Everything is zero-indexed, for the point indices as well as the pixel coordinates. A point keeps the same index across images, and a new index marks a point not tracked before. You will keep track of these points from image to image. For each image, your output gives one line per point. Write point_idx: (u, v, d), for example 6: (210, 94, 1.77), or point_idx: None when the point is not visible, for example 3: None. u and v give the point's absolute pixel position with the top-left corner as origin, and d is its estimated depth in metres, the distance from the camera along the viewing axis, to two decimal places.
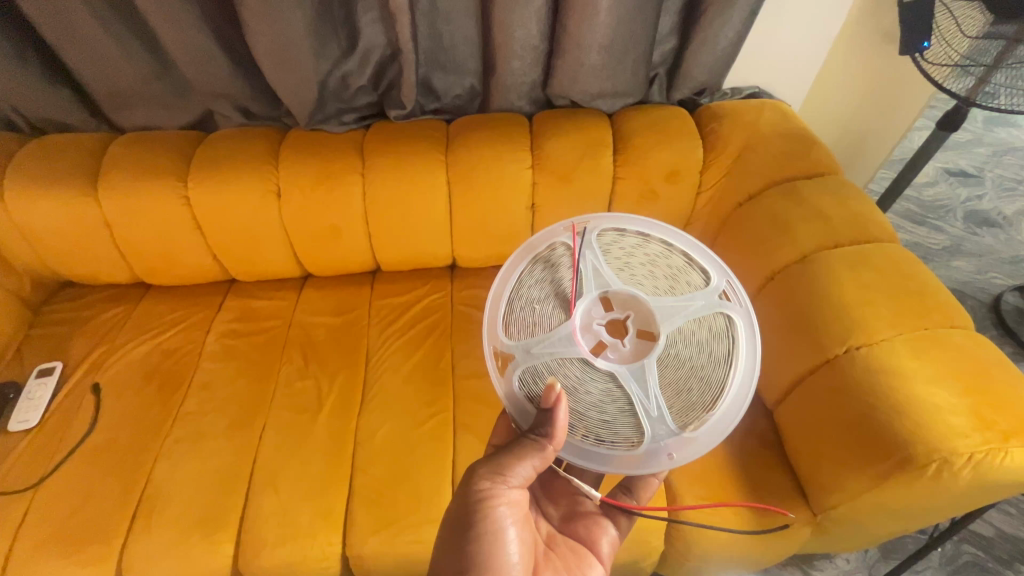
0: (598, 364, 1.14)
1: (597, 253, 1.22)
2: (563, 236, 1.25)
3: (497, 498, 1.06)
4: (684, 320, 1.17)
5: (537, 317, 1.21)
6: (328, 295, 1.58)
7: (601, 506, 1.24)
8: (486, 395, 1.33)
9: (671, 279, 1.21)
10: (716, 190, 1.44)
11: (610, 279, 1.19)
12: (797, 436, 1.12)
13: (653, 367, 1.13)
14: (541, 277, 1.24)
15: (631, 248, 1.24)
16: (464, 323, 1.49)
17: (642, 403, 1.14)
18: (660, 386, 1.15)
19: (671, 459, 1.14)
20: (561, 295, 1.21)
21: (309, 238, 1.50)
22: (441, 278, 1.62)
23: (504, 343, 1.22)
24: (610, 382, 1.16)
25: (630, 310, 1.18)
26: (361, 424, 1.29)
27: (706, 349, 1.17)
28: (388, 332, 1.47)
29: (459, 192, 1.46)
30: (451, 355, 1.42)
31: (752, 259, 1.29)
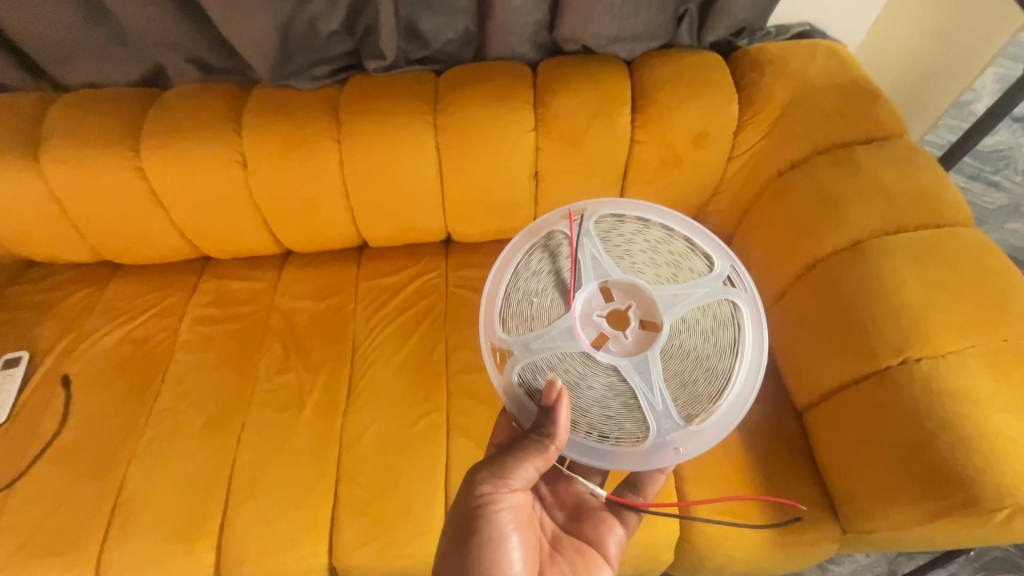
0: (601, 356, 1.01)
1: (595, 241, 1.05)
2: (558, 223, 1.08)
3: (498, 503, 0.98)
4: (688, 308, 1.03)
5: (535, 310, 1.06)
6: (311, 275, 1.43)
7: (607, 504, 1.11)
8: (483, 392, 1.21)
9: (672, 265, 1.06)
10: (753, 155, 1.22)
11: (609, 268, 1.04)
12: (832, 448, 1.01)
13: (656, 361, 1.01)
14: (539, 267, 1.08)
15: (630, 233, 1.08)
16: (459, 309, 1.34)
17: (648, 396, 1.02)
18: (665, 379, 1.02)
19: (677, 453, 1.03)
20: (558, 287, 1.05)
21: (285, 214, 1.33)
22: (435, 255, 1.46)
23: (501, 339, 1.07)
24: (615, 376, 1.02)
25: (631, 299, 1.04)
26: (348, 424, 1.18)
27: (711, 337, 1.04)
28: (376, 318, 1.34)
29: (451, 161, 1.27)
30: (446, 345, 1.29)
31: (792, 242, 1.10)
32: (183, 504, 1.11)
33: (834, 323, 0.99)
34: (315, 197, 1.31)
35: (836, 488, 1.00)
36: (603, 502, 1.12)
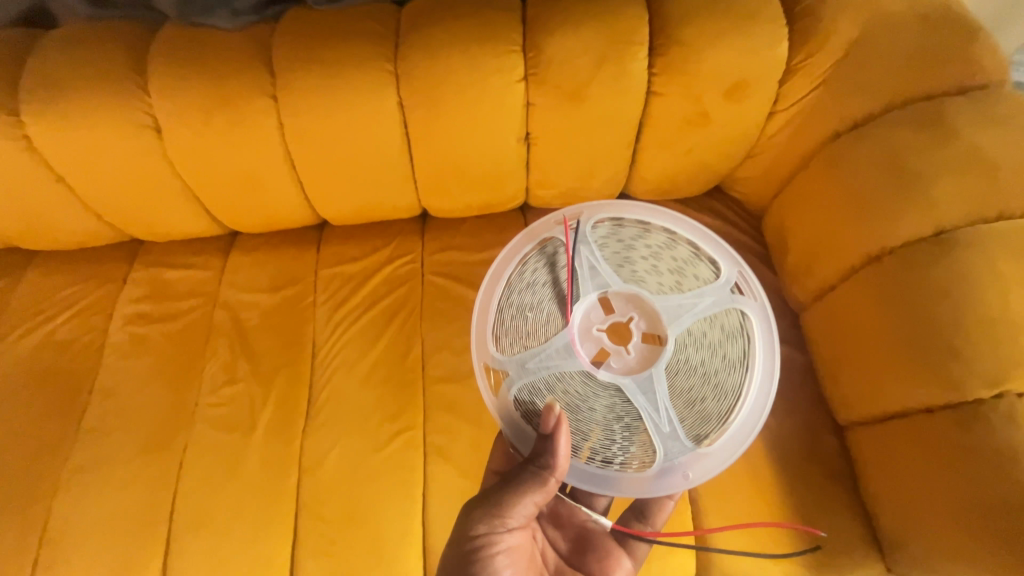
0: (603, 376, 0.84)
1: (594, 248, 0.90)
2: (551, 231, 0.92)
3: (491, 546, 0.78)
4: (695, 319, 0.86)
5: (530, 325, 0.88)
6: (263, 261, 1.21)
7: (613, 534, 0.94)
8: (466, 405, 1.03)
9: (677, 271, 0.89)
10: (801, 111, 0.96)
11: (607, 277, 0.88)
12: (885, 479, 0.87)
13: (659, 380, 0.83)
14: (535, 276, 0.90)
15: (628, 238, 0.91)
16: (437, 301, 1.13)
17: (654, 416, 0.83)
18: (669, 397, 0.84)
19: (687, 479, 0.83)
20: (555, 300, 0.88)
21: (220, 190, 1.09)
22: (408, 234, 1.23)
23: (494, 357, 0.89)
24: (618, 397, 0.84)
25: (635, 309, 0.86)
26: (309, 444, 1.01)
27: (721, 349, 0.86)
28: (339, 314, 1.13)
29: (419, 121, 1.01)
30: (423, 347, 1.09)
31: (852, 230, 0.89)
32: (117, 543, 0.96)
33: (904, 337, 0.82)
34: (255, 171, 1.06)
35: (883, 520, 0.87)
36: (610, 531, 0.94)
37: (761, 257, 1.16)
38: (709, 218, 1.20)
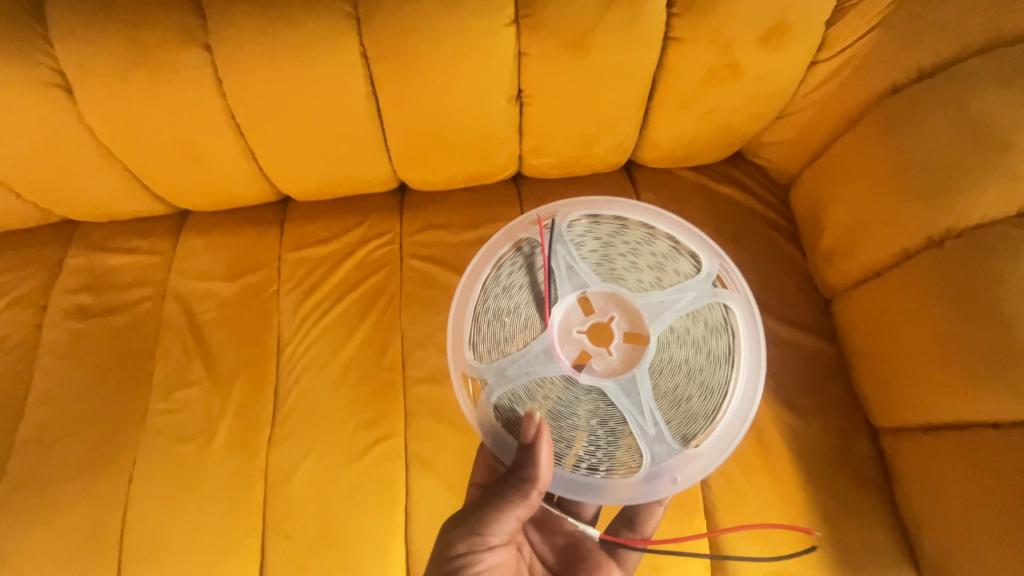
0: (586, 381, 0.72)
1: (570, 247, 0.78)
2: (523, 232, 0.80)
3: (470, 568, 0.66)
4: (678, 316, 0.74)
5: (507, 330, 0.76)
6: (217, 243, 1.06)
7: (602, 544, 0.81)
8: (452, 408, 0.91)
9: (654, 264, 0.77)
10: (854, 58, 0.84)
11: (585, 275, 0.77)
12: (944, 507, 0.75)
13: (642, 383, 0.72)
14: (511, 279, 0.78)
15: (603, 235, 0.79)
16: (418, 289, 0.99)
17: (641, 419, 0.72)
18: (653, 400, 0.72)
19: (676, 484, 0.72)
20: (533, 302, 0.77)
21: (158, 162, 0.93)
22: (385, 210, 1.08)
23: (471, 365, 0.76)
24: (597, 401, 0.72)
25: (616, 307, 0.75)
26: (274, 456, 0.89)
27: (710, 343, 0.74)
28: (306, 305, 0.99)
29: (390, 77, 0.84)
30: (402, 341, 0.96)
31: (903, 208, 0.78)
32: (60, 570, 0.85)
33: (958, 331, 0.72)
34: (196, 140, 0.90)
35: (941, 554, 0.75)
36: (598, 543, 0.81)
37: (791, 236, 1.03)
38: (732, 190, 1.06)
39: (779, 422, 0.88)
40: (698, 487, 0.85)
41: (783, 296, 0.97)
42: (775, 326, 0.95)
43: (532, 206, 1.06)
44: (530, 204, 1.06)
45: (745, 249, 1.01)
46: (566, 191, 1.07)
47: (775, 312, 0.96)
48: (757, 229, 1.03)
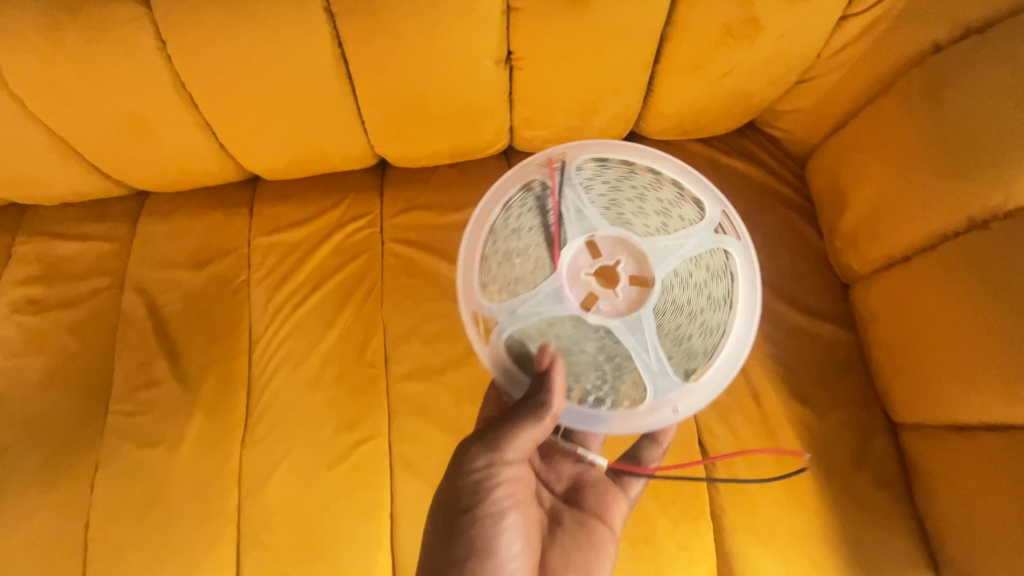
0: (603, 318, 0.66)
1: (577, 187, 0.70)
2: (529, 172, 0.70)
3: (488, 487, 0.61)
4: (686, 253, 0.68)
5: (516, 272, 0.68)
6: (180, 227, 0.96)
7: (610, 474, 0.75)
8: (440, 406, 0.84)
9: (663, 201, 0.69)
10: (885, 16, 0.76)
11: (590, 215, 0.69)
12: (969, 509, 0.70)
13: (648, 321, 0.66)
14: (521, 222, 0.69)
15: (617, 167, 0.70)
16: (401, 276, 0.91)
17: (649, 357, 0.66)
18: (659, 339, 0.66)
19: (677, 413, 0.64)
20: (543, 243, 0.69)
21: (105, 138, 0.84)
22: (363, 189, 0.98)
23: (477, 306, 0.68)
24: (603, 339, 0.66)
25: (622, 248, 0.68)
26: (249, 459, 0.83)
27: (722, 280, 0.68)
28: (279, 295, 0.91)
29: (361, 38, 0.74)
30: (385, 334, 0.88)
31: (935, 184, 0.71)
32: None
33: (992, 326, 0.66)
34: (140, 109, 0.80)
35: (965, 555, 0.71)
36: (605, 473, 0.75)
37: (808, 214, 0.95)
38: (745, 164, 0.97)
39: (794, 418, 0.81)
40: (705, 488, 0.79)
41: (799, 281, 0.90)
42: (790, 314, 0.87)
43: None
44: None
45: (758, 229, 0.93)
46: None
47: (790, 298, 0.89)
48: (771, 207, 0.95)
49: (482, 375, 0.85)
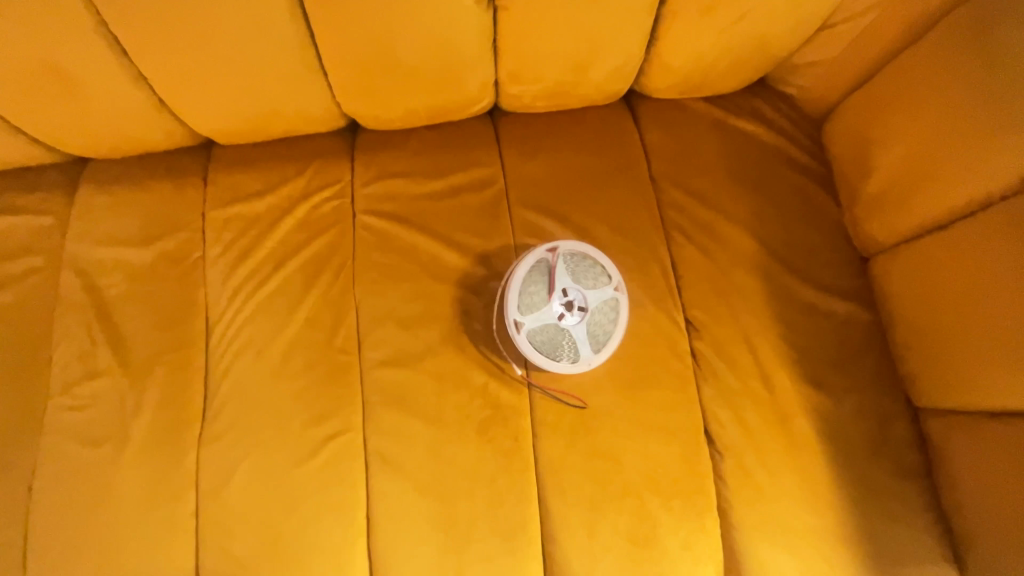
0: (565, 327, 0.71)
1: (564, 262, 0.73)
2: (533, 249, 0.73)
3: None
4: (608, 301, 0.73)
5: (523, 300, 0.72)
6: (123, 200, 0.85)
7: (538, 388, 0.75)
8: (420, 395, 0.75)
9: (607, 270, 0.74)
10: None
11: (560, 270, 0.72)
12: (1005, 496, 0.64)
13: (584, 332, 0.72)
14: (532, 277, 0.72)
15: (582, 250, 0.74)
16: (375, 252, 0.82)
17: (587, 352, 0.72)
18: (587, 341, 0.72)
19: (591, 365, 0.73)
20: (526, 283, 0.72)
21: (25, 92, 0.73)
22: (331, 155, 0.87)
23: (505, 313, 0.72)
24: (559, 336, 0.72)
25: (577, 292, 0.72)
26: (207, 458, 0.74)
27: (617, 322, 0.74)
28: (239, 275, 0.81)
29: None
30: (357, 316, 0.79)
31: (975, 134, 0.66)
32: None
33: None
34: (54, 52, 0.69)
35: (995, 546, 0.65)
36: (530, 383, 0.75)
37: (823, 181, 0.86)
38: (754, 126, 0.88)
39: (809, 404, 0.75)
40: (712, 482, 0.73)
41: (813, 255, 0.82)
42: (803, 291, 0.80)
43: (513, 149, 0.87)
44: (511, 146, 0.88)
45: (768, 198, 0.85)
46: (554, 130, 0.89)
47: (803, 274, 0.81)
48: (782, 174, 0.86)
49: (466, 361, 0.76)
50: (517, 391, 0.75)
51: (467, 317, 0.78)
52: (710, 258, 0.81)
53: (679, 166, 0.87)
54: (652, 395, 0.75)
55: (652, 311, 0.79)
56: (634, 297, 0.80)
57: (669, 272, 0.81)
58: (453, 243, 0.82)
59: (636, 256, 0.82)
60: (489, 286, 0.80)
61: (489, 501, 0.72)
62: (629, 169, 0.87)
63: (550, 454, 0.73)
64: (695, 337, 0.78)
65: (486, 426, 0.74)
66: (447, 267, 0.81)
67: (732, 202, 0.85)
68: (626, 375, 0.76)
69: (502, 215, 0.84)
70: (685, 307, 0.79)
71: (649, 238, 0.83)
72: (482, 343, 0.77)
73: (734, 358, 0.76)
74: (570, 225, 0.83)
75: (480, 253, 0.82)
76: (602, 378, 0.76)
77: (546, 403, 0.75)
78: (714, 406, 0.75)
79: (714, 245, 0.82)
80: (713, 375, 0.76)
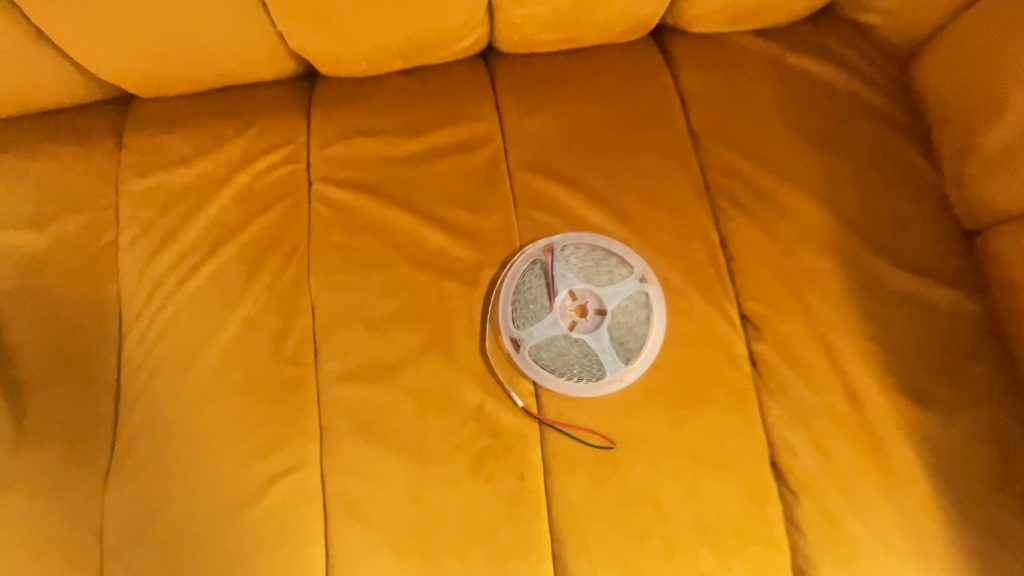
0: (580, 336, 0.58)
1: (565, 260, 0.61)
2: (524, 250, 0.61)
3: None
4: (632, 298, 0.60)
5: (519, 315, 0.59)
6: (14, 169, 0.66)
7: (543, 425, 0.57)
8: (395, 418, 0.57)
9: (625, 262, 0.61)
10: None
11: (562, 269, 0.60)
12: None
13: (606, 340, 0.58)
14: (526, 280, 0.60)
15: (589, 242, 0.62)
16: (336, 233, 0.63)
17: (614, 364, 0.57)
18: (610, 350, 0.58)
19: (623, 381, 0.58)
20: (522, 291, 0.60)
21: None
22: (279, 108, 0.68)
23: (495, 336, 0.60)
24: (575, 348, 0.58)
25: (586, 293, 0.60)
26: (118, 504, 0.57)
27: (648, 325, 0.59)
28: (160, 264, 0.63)
29: None
30: (313, 315, 0.61)
31: None
32: None
33: None
34: None
35: None
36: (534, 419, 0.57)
37: (911, 135, 0.67)
38: (821, 66, 0.69)
39: (907, 426, 0.57)
40: (782, 530, 0.55)
41: (905, 230, 0.63)
42: (894, 277, 0.61)
43: (513, 98, 0.68)
44: (510, 95, 0.68)
45: (843, 157, 0.66)
46: (565, 75, 0.69)
47: (893, 254, 0.62)
48: (861, 126, 0.67)
49: (455, 374, 0.58)
50: (524, 414, 0.57)
51: (456, 316, 0.60)
52: (771, 235, 0.63)
53: (727, 118, 0.68)
54: (701, 416, 0.57)
55: (697, 305, 0.60)
56: (674, 288, 0.61)
57: (718, 254, 0.62)
58: (437, 220, 0.63)
59: (674, 233, 0.63)
60: (485, 275, 0.61)
61: (488, 560, 0.54)
62: (662, 123, 0.67)
63: (568, 497, 0.55)
64: (754, 338, 0.59)
65: (483, 460, 0.56)
66: (429, 250, 0.62)
67: (798, 163, 0.65)
68: (665, 390, 0.58)
69: (499, 182, 0.65)
70: (739, 299, 0.61)
71: (691, 211, 0.64)
72: (476, 350, 0.59)
73: (808, 366, 0.58)
74: (589, 195, 0.64)
75: (471, 232, 0.63)
76: (634, 394, 0.57)
77: (561, 430, 0.57)
78: (784, 431, 0.57)
79: (775, 218, 0.63)
80: (780, 389, 0.58)
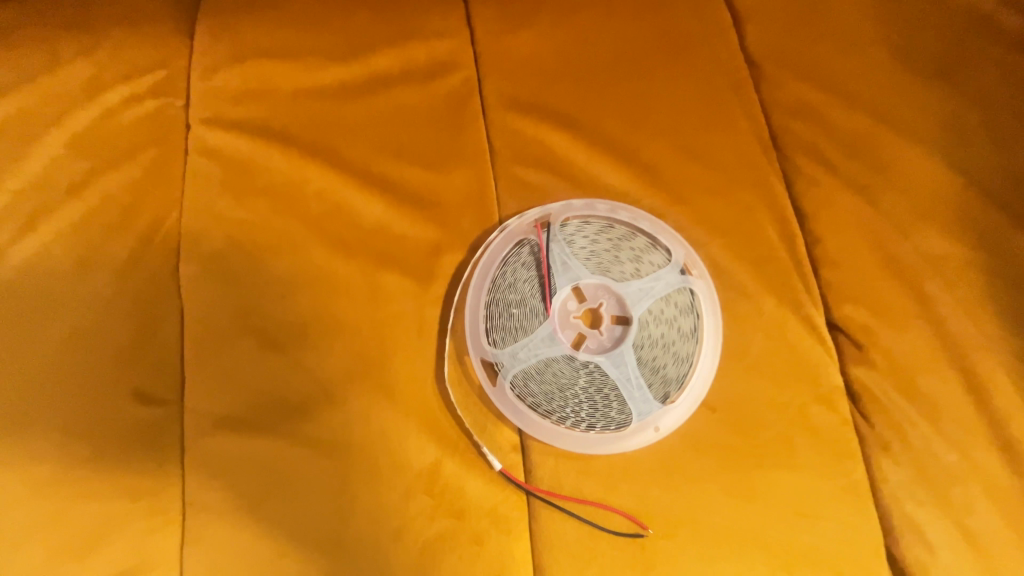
0: (589, 358, 0.38)
1: (566, 241, 0.40)
2: (505, 226, 0.41)
3: None
4: (668, 299, 0.39)
5: (496, 325, 0.39)
6: None
7: (532, 498, 0.37)
8: (302, 487, 0.37)
9: (658, 245, 0.40)
10: None
11: (562, 255, 0.40)
12: None
13: (629, 364, 0.38)
14: (507, 272, 0.40)
15: (604, 215, 0.41)
16: (221, 200, 0.42)
17: (642, 403, 0.37)
18: (636, 381, 0.38)
19: (656, 429, 0.37)
20: (502, 289, 0.39)
21: None
22: (147, 17, 0.46)
23: (460, 359, 0.39)
24: (582, 379, 0.38)
25: (599, 290, 0.40)
26: None
27: (695, 342, 0.39)
28: None
29: None
30: (184, 326, 0.40)
31: None
32: None
33: None
34: None
35: None
36: (519, 489, 0.37)
37: None
38: None
39: None
40: None
41: None
42: None
43: (490, 8, 0.47)
44: (486, 4, 0.47)
45: (969, 94, 0.45)
46: None
47: None
48: (992, 50, 0.46)
49: (396, 420, 0.37)
50: (503, 482, 0.37)
51: (400, 328, 0.39)
52: (872, 206, 0.42)
53: (801, 39, 0.47)
54: (776, 485, 0.37)
55: (766, 311, 0.40)
56: (730, 285, 0.41)
57: (793, 233, 0.42)
58: (375, 182, 0.42)
59: (729, 203, 0.42)
60: (446, 265, 0.41)
61: None
62: (707, 44, 0.47)
63: None
64: (852, 361, 0.39)
65: (439, 555, 0.35)
66: (360, 225, 0.41)
67: (905, 103, 0.45)
68: (722, 443, 0.37)
69: (468, 126, 0.44)
70: (827, 301, 0.41)
71: (753, 171, 0.43)
72: (430, 381, 0.39)
73: (937, 404, 0.38)
74: (602, 146, 0.44)
75: (426, 201, 0.42)
76: (673, 450, 0.37)
77: (559, 507, 0.36)
78: (903, 506, 0.37)
79: (877, 181, 0.43)
80: (897, 441, 0.38)
